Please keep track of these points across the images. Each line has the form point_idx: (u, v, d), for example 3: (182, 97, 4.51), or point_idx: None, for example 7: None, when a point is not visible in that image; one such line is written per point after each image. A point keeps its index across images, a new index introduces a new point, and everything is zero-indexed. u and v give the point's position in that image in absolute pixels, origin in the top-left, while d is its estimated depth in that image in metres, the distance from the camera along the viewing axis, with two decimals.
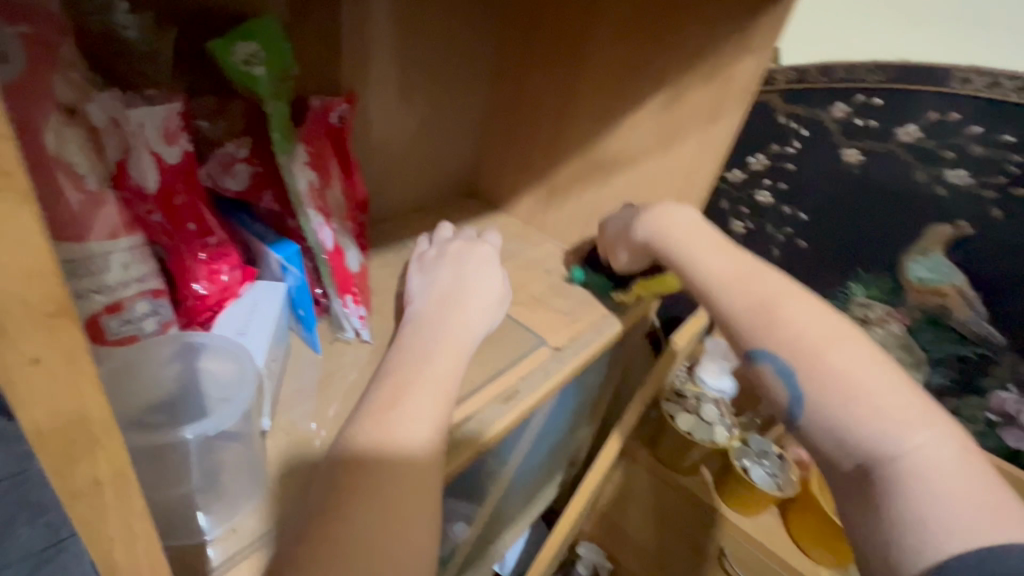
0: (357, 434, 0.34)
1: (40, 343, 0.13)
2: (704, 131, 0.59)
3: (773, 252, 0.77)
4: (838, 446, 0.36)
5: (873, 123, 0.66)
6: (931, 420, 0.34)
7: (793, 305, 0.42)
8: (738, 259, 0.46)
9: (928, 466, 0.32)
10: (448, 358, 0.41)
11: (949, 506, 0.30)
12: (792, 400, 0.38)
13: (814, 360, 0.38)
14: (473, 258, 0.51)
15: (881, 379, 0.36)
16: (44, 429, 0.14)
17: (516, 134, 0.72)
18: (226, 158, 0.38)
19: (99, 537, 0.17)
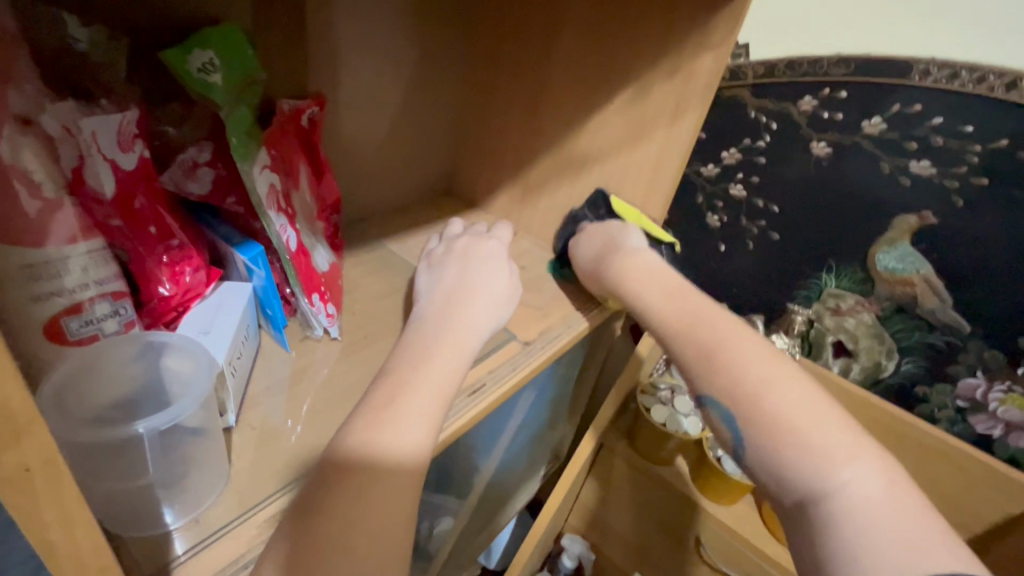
0: (353, 427, 0.35)
1: None
2: (670, 127, 0.60)
3: (748, 244, 0.78)
4: (777, 482, 0.37)
5: (839, 116, 0.67)
6: (861, 451, 0.35)
7: (731, 343, 0.44)
8: (686, 307, 0.49)
9: (857, 504, 0.33)
10: (446, 355, 0.42)
11: (877, 543, 0.31)
12: (736, 442, 0.40)
13: (752, 402, 0.40)
14: (482, 257, 0.52)
15: (817, 414, 0.38)
16: None
17: (491, 133, 0.73)
18: (187, 163, 0.39)
19: (34, 520, 0.18)
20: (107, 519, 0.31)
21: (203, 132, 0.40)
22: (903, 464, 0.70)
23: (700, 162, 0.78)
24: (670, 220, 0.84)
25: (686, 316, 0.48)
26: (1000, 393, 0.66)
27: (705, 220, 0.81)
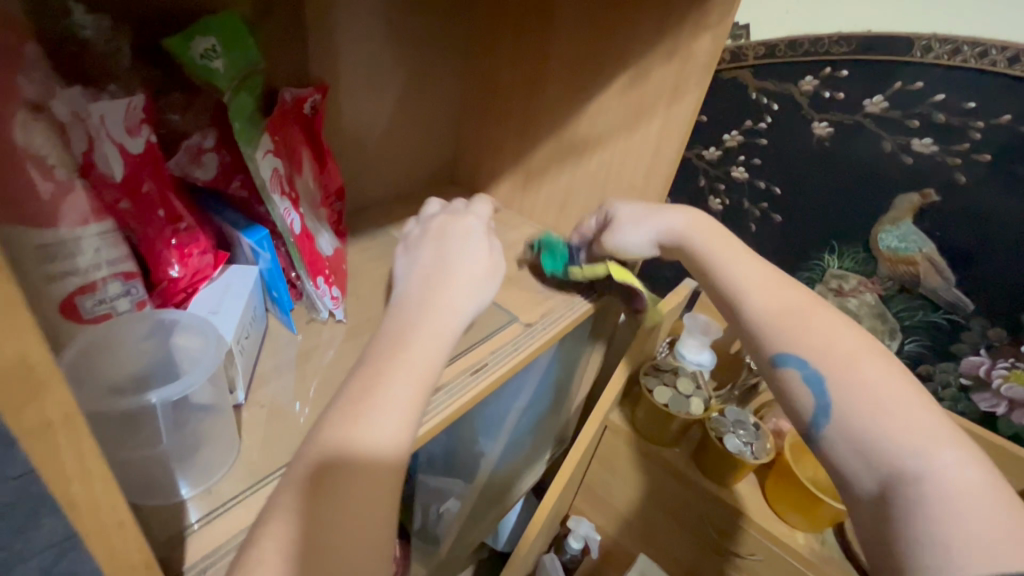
0: (325, 428, 0.32)
1: None
2: (669, 108, 0.61)
3: (750, 227, 0.78)
4: (860, 460, 0.36)
5: (840, 95, 0.67)
6: (956, 439, 0.34)
7: (821, 318, 0.43)
8: (759, 275, 0.46)
9: (953, 488, 0.32)
10: (428, 341, 0.37)
11: (976, 531, 0.30)
12: (818, 413, 0.39)
13: (845, 375, 0.39)
14: (460, 235, 0.48)
15: (907, 396, 0.37)
16: None
17: (492, 119, 0.73)
18: (193, 149, 0.40)
19: (57, 473, 0.19)
20: (127, 490, 0.33)
21: (208, 120, 0.41)
22: None
23: (701, 145, 0.78)
24: (672, 204, 0.84)
25: (767, 282, 0.46)
26: (1003, 369, 0.66)
27: (707, 203, 0.81)
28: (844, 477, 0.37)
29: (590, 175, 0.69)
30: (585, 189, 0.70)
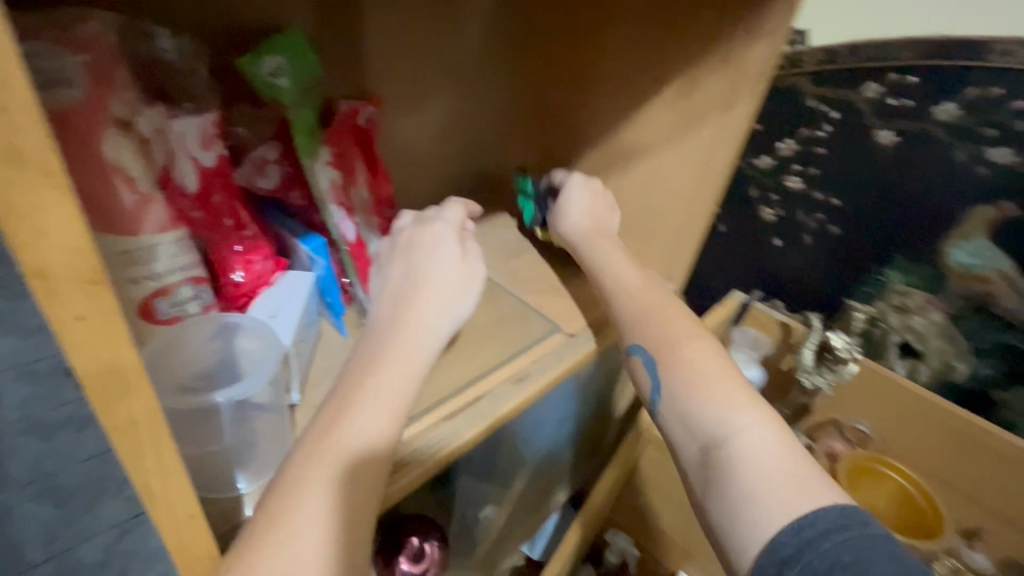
0: (292, 463, 0.33)
1: (84, 304, 0.16)
2: (721, 118, 0.59)
3: (805, 239, 0.75)
4: (686, 432, 0.43)
5: (909, 102, 0.63)
6: (759, 406, 0.42)
7: (659, 313, 0.49)
8: (648, 298, 0.51)
9: (753, 448, 0.39)
10: (404, 369, 0.39)
11: (764, 482, 0.37)
12: (656, 396, 0.46)
13: (674, 359, 0.45)
14: (429, 245, 0.48)
15: (723, 374, 0.44)
16: (90, 373, 0.18)
17: (536, 128, 0.74)
18: (259, 160, 0.43)
19: (139, 466, 0.21)
20: (192, 483, 0.35)
21: (271, 132, 0.43)
22: (978, 475, 0.65)
23: (753, 153, 0.76)
24: (721, 214, 0.82)
25: (635, 287, 0.52)
26: None
27: (758, 213, 0.78)
28: (677, 447, 0.44)
29: (637, 185, 0.69)
30: (632, 199, 0.70)
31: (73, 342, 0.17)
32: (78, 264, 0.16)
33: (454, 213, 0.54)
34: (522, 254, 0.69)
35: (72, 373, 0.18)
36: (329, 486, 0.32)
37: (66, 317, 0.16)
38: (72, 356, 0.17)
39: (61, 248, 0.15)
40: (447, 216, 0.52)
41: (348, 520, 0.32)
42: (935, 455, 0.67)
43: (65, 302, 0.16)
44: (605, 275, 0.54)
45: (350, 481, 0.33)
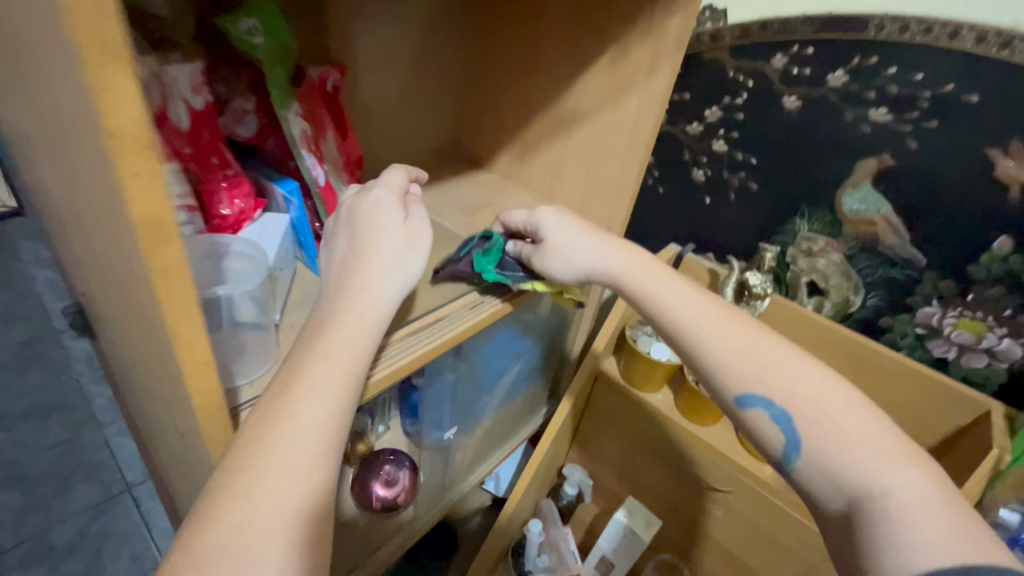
0: (247, 439, 0.37)
1: (139, 164, 0.23)
2: (648, 83, 0.68)
3: (730, 195, 0.85)
4: (831, 484, 0.43)
5: (808, 71, 0.73)
6: (915, 456, 0.42)
7: (778, 356, 0.48)
8: (709, 317, 0.51)
9: (910, 499, 0.40)
10: (349, 340, 0.42)
11: (932, 534, 0.38)
12: (788, 445, 0.46)
13: (805, 407, 0.46)
14: (368, 213, 0.50)
15: (870, 428, 0.44)
16: (144, 222, 0.25)
17: (492, 98, 0.82)
18: (237, 110, 0.49)
19: (172, 305, 0.28)
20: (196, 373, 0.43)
21: (249, 87, 0.49)
22: (868, 385, 0.75)
23: (685, 121, 0.86)
24: (658, 176, 0.92)
25: (716, 319, 0.51)
26: (953, 318, 0.73)
27: (691, 174, 0.88)
28: (818, 497, 0.45)
29: (580, 146, 0.77)
30: (576, 160, 0.78)
31: (134, 192, 0.24)
32: (137, 133, 0.23)
33: (395, 176, 0.54)
34: (481, 210, 0.78)
35: (131, 222, 0.25)
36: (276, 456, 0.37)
37: (129, 174, 0.23)
38: (133, 206, 0.24)
39: (131, 118, 0.22)
40: (388, 182, 0.53)
41: (306, 476, 0.37)
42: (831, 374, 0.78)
43: (129, 161, 0.23)
44: (658, 301, 0.53)
45: (303, 445, 0.38)
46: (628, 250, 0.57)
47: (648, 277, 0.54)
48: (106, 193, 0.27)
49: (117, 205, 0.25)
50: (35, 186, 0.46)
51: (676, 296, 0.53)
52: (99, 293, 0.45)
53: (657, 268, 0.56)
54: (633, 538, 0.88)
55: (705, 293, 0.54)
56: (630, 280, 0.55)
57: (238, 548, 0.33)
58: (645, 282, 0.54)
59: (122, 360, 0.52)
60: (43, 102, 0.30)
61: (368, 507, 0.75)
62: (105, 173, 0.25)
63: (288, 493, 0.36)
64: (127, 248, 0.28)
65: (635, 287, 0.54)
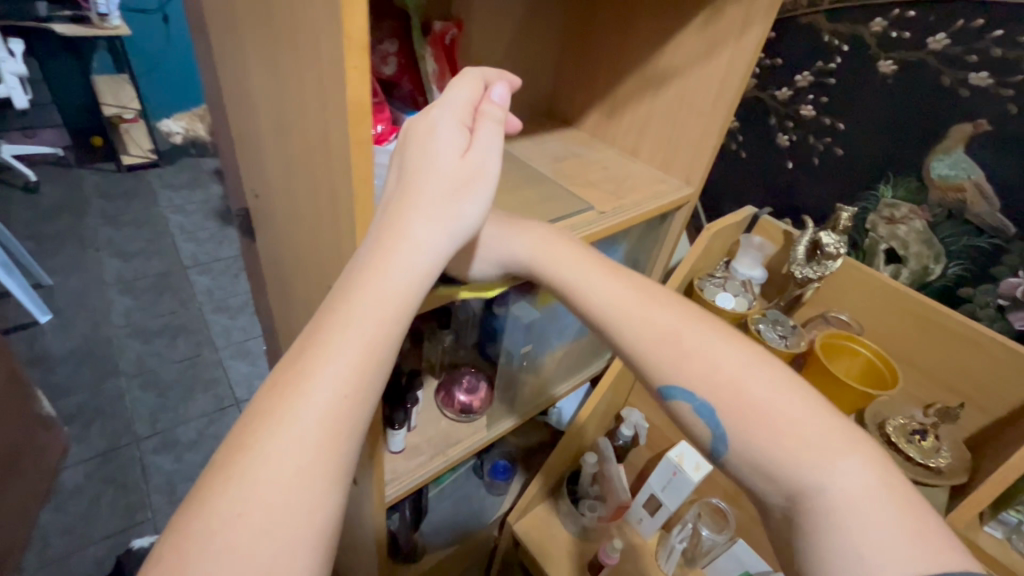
0: (250, 420, 0.39)
1: (360, 61, 0.36)
2: (737, 43, 0.72)
3: (813, 160, 0.88)
4: (767, 479, 0.45)
5: (907, 34, 0.74)
6: (856, 448, 0.42)
7: (698, 341, 0.49)
8: (658, 317, 0.51)
9: (848, 495, 0.40)
10: (399, 276, 0.46)
11: (866, 532, 0.39)
12: (717, 439, 0.47)
13: (734, 397, 0.47)
14: (432, 152, 0.50)
15: (807, 415, 0.44)
16: (355, 102, 0.37)
17: (588, 58, 0.89)
18: (384, 53, 0.61)
19: (358, 167, 0.41)
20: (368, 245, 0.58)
21: (394, 34, 0.61)
22: (929, 354, 0.77)
23: (775, 86, 0.89)
24: (741, 141, 0.96)
25: (635, 306, 0.52)
26: None
27: (776, 139, 0.92)
28: (760, 490, 0.46)
29: (666, 104, 0.83)
30: (660, 119, 0.85)
31: (352, 80, 0.36)
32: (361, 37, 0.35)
33: (460, 92, 0.52)
34: (568, 160, 0.87)
35: (348, 102, 0.37)
36: (271, 439, 0.38)
37: (353, 66, 0.36)
38: (351, 89, 0.37)
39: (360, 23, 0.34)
40: (455, 99, 0.52)
41: (314, 451, 0.39)
42: (896, 339, 0.80)
43: (355, 57, 0.36)
44: (583, 285, 0.55)
45: (312, 423, 0.39)
46: (534, 230, 0.60)
47: (553, 257, 0.57)
48: (326, 82, 0.39)
49: (338, 91, 0.38)
50: (239, 103, 0.61)
51: (589, 274, 0.55)
52: (279, 187, 0.59)
53: (570, 246, 0.58)
54: (681, 480, 0.92)
55: (622, 276, 0.55)
56: (548, 255, 0.58)
57: (233, 521, 0.35)
58: (579, 275, 0.56)
59: (282, 248, 0.67)
60: (282, 23, 0.42)
61: (447, 406, 0.89)
62: (334, 63, 0.37)
63: (289, 465, 0.38)
64: (332, 129, 0.41)
65: (575, 282, 0.56)
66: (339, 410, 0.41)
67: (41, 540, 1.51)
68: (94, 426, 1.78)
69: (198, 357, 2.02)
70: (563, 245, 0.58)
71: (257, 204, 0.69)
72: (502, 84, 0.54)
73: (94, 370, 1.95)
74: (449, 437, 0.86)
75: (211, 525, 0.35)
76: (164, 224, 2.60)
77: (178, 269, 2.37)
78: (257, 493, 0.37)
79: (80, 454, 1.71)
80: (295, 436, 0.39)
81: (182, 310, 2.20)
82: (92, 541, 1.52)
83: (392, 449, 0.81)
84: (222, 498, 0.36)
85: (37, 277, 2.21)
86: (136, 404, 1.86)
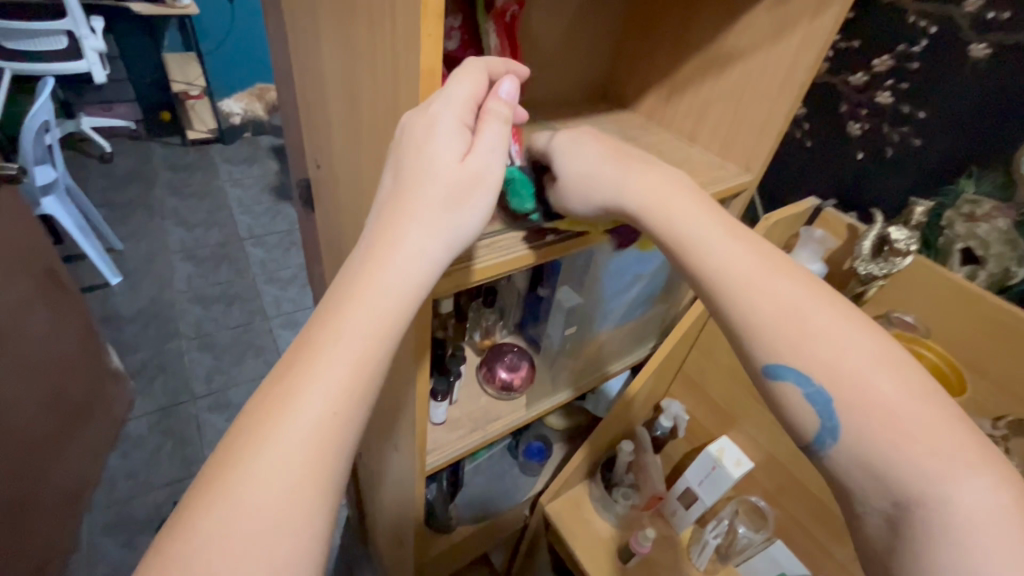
0: (238, 435, 0.38)
1: None
2: (811, 23, 0.69)
3: (887, 151, 0.83)
4: (873, 483, 0.41)
5: (1006, 15, 0.68)
6: (987, 462, 0.39)
7: (823, 319, 0.45)
8: (783, 292, 0.46)
9: (972, 513, 0.37)
10: (384, 298, 0.42)
11: (988, 549, 0.36)
12: (826, 432, 0.44)
13: (855, 389, 0.43)
14: (418, 153, 0.43)
15: (936, 418, 0.40)
16: None
17: (650, 39, 0.87)
18: (448, 27, 0.61)
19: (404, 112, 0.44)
20: None
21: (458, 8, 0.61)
22: (1003, 365, 0.71)
23: (849, 71, 0.84)
24: (808, 129, 0.92)
25: (759, 275, 0.47)
26: None
27: (846, 128, 0.87)
28: (855, 492, 0.43)
29: (730, 88, 0.80)
30: (722, 102, 0.82)
31: None
32: None
33: (462, 85, 0.44)
34: (623, 142, 0.85)
35: None
36: (251, 463, 0.37)
37: None
38: None
39: None
40: (454, 92, 0.43)
41: (299, 476, 0.37)
42: (967, 345, 0.74)
43: None
44: (698, 246, 0.50)
45: (297, 446, 0.37)
46: (643, 179, 0.54)
47: (663, 210, 0.52)
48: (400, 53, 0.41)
49: None
50: (307, 75, 0.63)
51: (703, 234, 0.50)
52: (342, 158, 0.61)
53: (685, 200, 0.53)
54: (720, 474, 0.90)
55: (744, 239, 0.50)
56: (653, 209, 0.53)
57: (211, 546, 0.34)
58: (694, 232, 0.51)
59: (340, 218, 0.69)
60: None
61: (489, 382, 0.90)
62: None
63: (274, 488, 0.36)
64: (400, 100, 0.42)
65: (685, 242, 0.51)
66: (322, 436, 0.38)
67: (107, 483, 1.64)
68: (157, 382, 1.92)
69: (251, 325, 2.13)
70: (677, 199, 0.53)
71: (319, 174, 0.72)
72: (510, 80, 0.47)
73: (158, 330, 2.09)
74: (489, 413, 0.87)
75: (194, 540, 0.34)
76: (223, 197, 2.73)
77: (235, 240, 2.49)
78: (236, 524, 0.35)
79: (143, 407, 1.84)
80: (275, 464, 0.37)
81: (237, 279, 2.31)
82: (152, 487, 1.64)
83: (433, 420, 0.83)
84: (206, 520, 0.35)
85: (110, 242, 2.37)
86: (194, 365, 1.98)
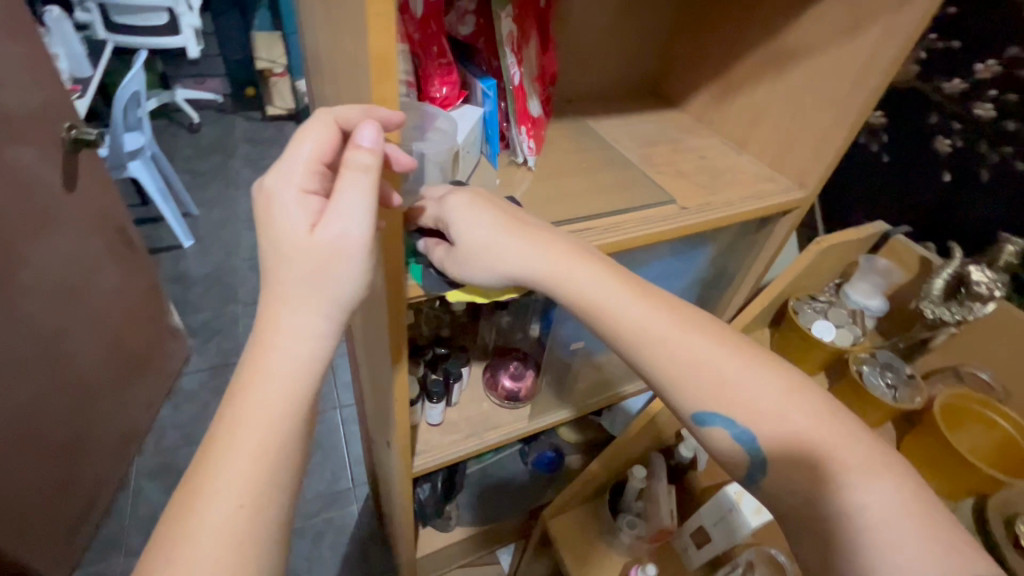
0: (183, 497, 0.41)
1: None
2: (891, 17, 0.58)
3: (982, 174, 0.70)
4: (798, 498, 0.47)
5: None
6: (892, 467, 0.45)
7: (734, 365, 0.50)
8: (698, 346, 0.51)
9: (881, 514, 0.42)
10: (274, 366, 0.44)
11: (907, 547, 0.40)
12: (755, 465, 0.50)
13: (770, 428, 0.48)
14: (276, 228, 0.45)
15: (843, 432, 0.46)
16: None
17: (709, 30, 0.78)
18: (462, 10, 0.57)
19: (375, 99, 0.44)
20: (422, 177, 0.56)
21: None
22: None
23: (944, 76, 0.71)
24: (886, 142, 0.79)
25: (672, 333, 0.51)
26: None
27: (933, 143, 0.74)
28: (787, 510, 0.48)
29: (790, 90, 0.70)
30: (780, 105, 0.72)
31: None
32: None
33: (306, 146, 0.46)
34: (662, 145, 0.78)
35: None
36: (192, 522, 0.39)
37: None
38: None
39: None
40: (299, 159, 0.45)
41: (242, 527, 0.40)
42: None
43: None
44: (621, 306, 0.52)
45: (236, 499, 0.40)
46: (543, 247, 0.53)
47: (571, 282, 0.52)
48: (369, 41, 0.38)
49: None
50: (317, 55, 0.61)
51: (625, 290, 0.52)
52: None
53: (590, 266, 0.53)
54: (735, 519, 0.82)
55: (644, 296, 0.53)
56: (559, 279, 0.52)
57: None
58: (597, 292, 0.52)
59: None
60: None
61: (493, 389, 0.86)
62: None
63: (222, 541, 0.39)
64: None
65: (599, 306, 0.52)
66: (240, 529, 0.40)
67: (158, 431, 1.79)
68: (212, 342, 2.04)
69: None
70: (582, 265, 0.52)
71: None
72: (371, 123, 0.44)
73: (219, 294, 2.22)
74: (488, 420, 0.84)
75: None
76: None
77: None
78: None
79: (197, 363, 1.98)
80: (211, 544, 0.39)
81: None
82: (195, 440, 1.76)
83: (429, 420, 0.80)
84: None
85: (187, 206, 2.54)
86: (245, 329, 2.09)
